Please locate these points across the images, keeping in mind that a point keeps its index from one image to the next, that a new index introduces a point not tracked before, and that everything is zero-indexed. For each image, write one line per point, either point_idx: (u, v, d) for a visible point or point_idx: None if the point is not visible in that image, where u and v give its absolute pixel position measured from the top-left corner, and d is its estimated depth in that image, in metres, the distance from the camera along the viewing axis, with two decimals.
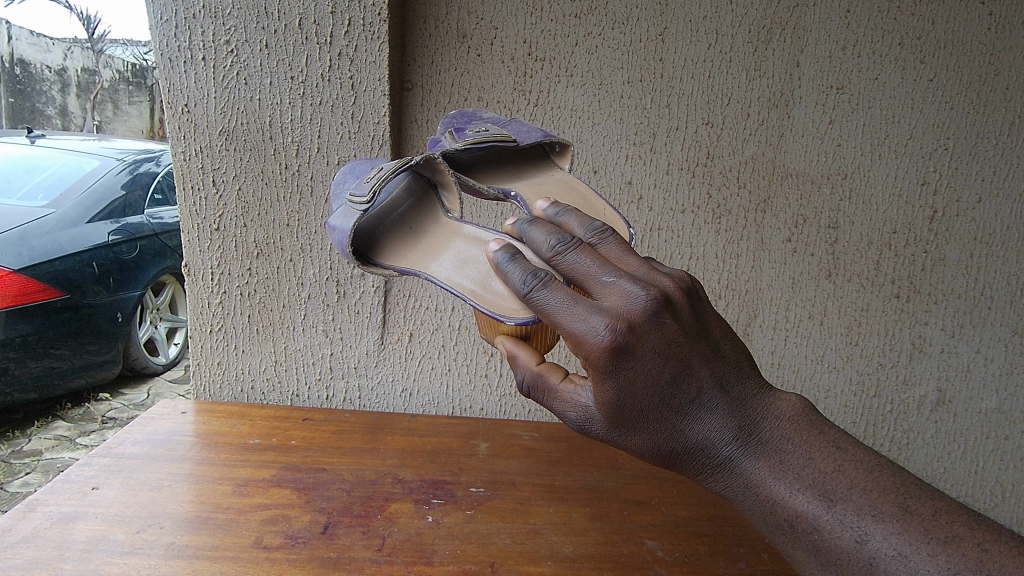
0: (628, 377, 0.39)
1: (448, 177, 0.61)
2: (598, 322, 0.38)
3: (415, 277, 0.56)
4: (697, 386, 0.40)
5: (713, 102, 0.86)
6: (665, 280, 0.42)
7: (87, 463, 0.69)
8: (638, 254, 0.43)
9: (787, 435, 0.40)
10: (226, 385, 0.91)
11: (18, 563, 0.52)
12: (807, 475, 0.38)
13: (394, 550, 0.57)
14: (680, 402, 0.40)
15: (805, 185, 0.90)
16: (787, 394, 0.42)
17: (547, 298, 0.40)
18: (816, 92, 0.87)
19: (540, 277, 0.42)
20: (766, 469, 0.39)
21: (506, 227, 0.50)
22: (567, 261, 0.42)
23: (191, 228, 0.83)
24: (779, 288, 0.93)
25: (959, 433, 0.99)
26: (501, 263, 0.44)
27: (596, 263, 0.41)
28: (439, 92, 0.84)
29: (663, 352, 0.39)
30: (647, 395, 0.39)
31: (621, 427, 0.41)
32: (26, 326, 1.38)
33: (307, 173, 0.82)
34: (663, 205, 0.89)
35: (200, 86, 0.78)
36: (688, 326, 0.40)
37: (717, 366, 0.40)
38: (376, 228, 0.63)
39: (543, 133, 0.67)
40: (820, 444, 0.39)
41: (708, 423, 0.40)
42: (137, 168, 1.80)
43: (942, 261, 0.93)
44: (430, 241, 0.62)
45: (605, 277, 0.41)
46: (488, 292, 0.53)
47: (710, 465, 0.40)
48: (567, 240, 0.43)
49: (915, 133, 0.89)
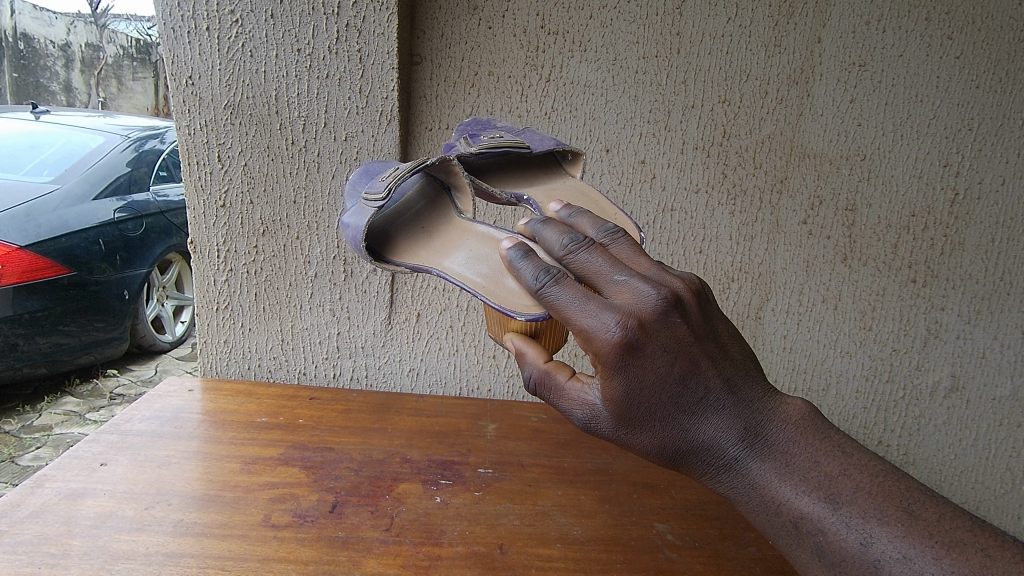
0: (636, 373, 0.38)
1: (463, 178, 0.60)
2: (608, 319, 0.37)
3: (425, 273, 0.55)
4: (705, 386, 0.39)
5: (730, 78, 0.84)
6: (676, 281, 0.41)
7: (95, 439, 0.68)
8: (650, 255, 0.42)
9: (793, 437, 0.39)
10: (233, 362, 0.90)
11: (26, 538, 0.52)
12: (812, 478, 0.37)
13: (403, 530, 0.57)
14: (687, 402, 0.39)
15: (823, 166, 0.88)
16: (794, 398, 0.41)
17: (558, 295, 0.39)
18: (838, 68, 0.84)
19: (552, 273, 0.40)
20: (771, 470, 0.38)
21: (520, 227, 0.48)
22: (578, 259, 0.41)
23: (196, 205, 0.82)
24: (793, 271, 0.91)
25: (971, 420, 0.98)
26: (513, 260, 0.42)
27: (608, 262, 0.40)
28: (448, 66, 0.81)
29: (672, 351, 0.38)
30: (655, 393, 0.38)
31: (628, 425, 0.40)
32: (35, 302, 1.38)
33: (314, 150, 0.80)
34: (676, 184, 0.87)
35: (204, 58, 0.76)
36: (698, 328, 0.39)
37: (725, 366, 0.39)
38: (390, 225, 0.62)
39: (556, 141, 0.66)
40: (825, 448, 0.38)
41: (714, 424, 0.39)
42: (142, 145, 1.78)
43: (961, 246, 0.91)
44: (441, 238, 0.60)
45: (616, 276, 0.40)
46: (498, 287, 0.52)
47: (715, 466, 0.39)
48: (580, 239, 0.42)
49: (939, 113, 0.86)
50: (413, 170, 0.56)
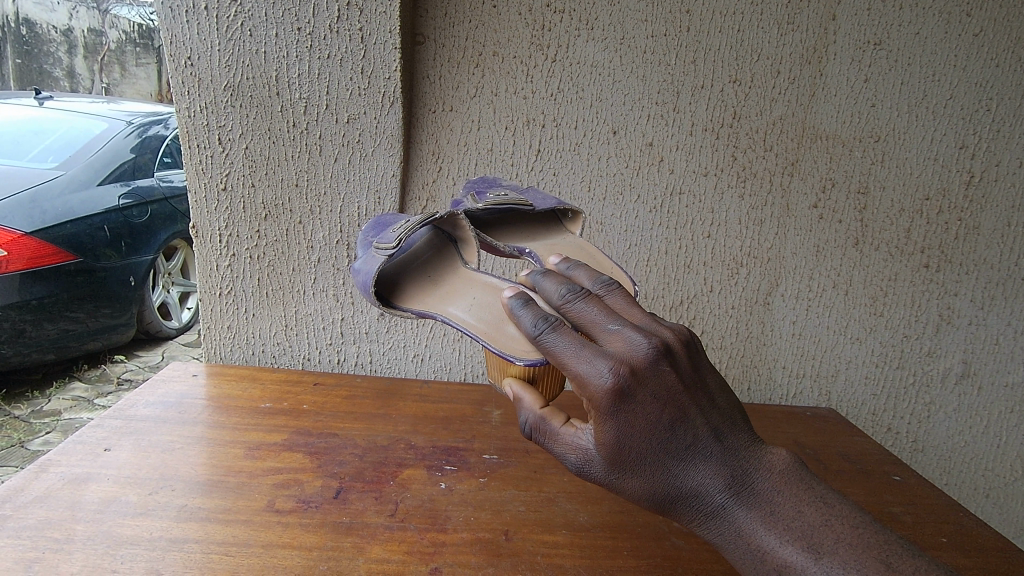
0: (628, 419, 0.38)
1: (471, 233, 0.60)
2: (602, 365, 0.38)
3: (431, 318, 0.54)
4: (693, 433, 0.39)
5: (741, 57, 0.82)
6: (666, 331, 0.42)
7: (99, 424, 0.68)
8: (643, 307, 0.44)
9: (777, 487, 0.38)
10: (237, 348, 0.90)
11: (30, 522, 0.52)
12: (795, 528, 0.36)
13: (407, 516, 0.56)
14: (676, 448, 0.38)
15: (835, 148, 0.86)
16: (779, 449, 0.41)
17: (555, 341, 0.40)
18: (852, 47, 0.82)
19: (551, 321, 0.41)
20: (757, 519, 0.37)
21: (519, 278, 0.49)
22: (575, 308, 0.43)
23: (198, 188, 0.81)
24: (803, 256, 0.90)
25: (982, 407, 0.97)
26: (513, 308, 0.43)
27: (603, 312, 0.42)
28: (452, 45, 0.79)
29: (663, 398, 0.38)
30: (644, 439, 0.38)
31: (619, 470, 0.39)
32: (42, 288, 1.38)
33: (316, 132, 0.79)
34: (684, 167, 0.85)
35: (203, 39, 0.75)
36: (688, 377, 0.40)
37: (713, 416, 0.40)
38: (399, 269, 0.61)
39: (557, 201, 0.67)
40: (808, 498, 0.38)
41: (703, 471, 0.38)
42: (145, 131, 1.77)
43: (976, 230, 0.89)
44: (448, 283, 0.59)
45: (610, 325, 0.41)
46: (499, 333, 0.52)
47: (703, 513, 0.38)
48: (577, 290, 0.44)
49: (956, 93, 0.84)
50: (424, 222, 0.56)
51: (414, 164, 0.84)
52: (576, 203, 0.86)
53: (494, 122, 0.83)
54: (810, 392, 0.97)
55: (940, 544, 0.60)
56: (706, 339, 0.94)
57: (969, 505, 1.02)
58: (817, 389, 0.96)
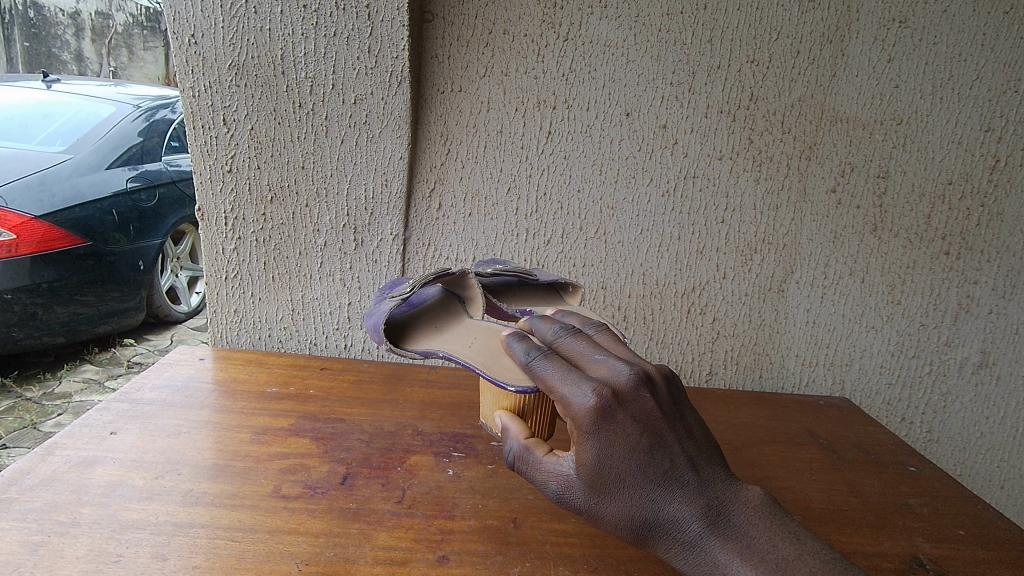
0: (608, 439, 0.41)
1: (477, 291, 0.60)
2: (586, 388, 0.41)
3: (432, 356, 0.51)
4: (670, 459, 0.42)
5: (760, 36, 0.79)
6: (649, 365, 0.46)
7: (106, 407, 0.68)
8: (628, 345, 0.48)
9: (752, 521, 0.41)
10: (244, 332, 0.89)
11: (36, 505, 0.51)
12: (770, 560, 0.39)
13: (414, 503, 0.56)
14: (655, 472, 0.41)
15: (856, 131, 0.83)
16: (753, 485, 0.44)
17: (544, 366, 0.43)
18: (876, 25, 0.79)
19: (541, 349, 0.44)
20: (733, 550, 0.39)
21: (518, 323, 0.53)
22: (565, 342, 0.46)
23: (202, 170, 0.80)
24: (820, 242, 0.87)
25: (1000, 398, 0.95)
26: (508, 341, 0.46)
27: (590, 346, 0.46)
28: (462, 24, 0.77)
29: (641, 422, 0.42)
30: (624, 459, 0.41)
31: (598, 493, 0.41)
32: (51, 272, 1.37)
33: (321, 113, 0.77)
34: (699, 150, 0.83)
35: (207, 16, 0.73)
36: (667, 406, 0.44)
37: (689, 446, 0.43)
38: (406, 317, 0.58)
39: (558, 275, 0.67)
40: (782, 533, 0.41)
41: (679, 499, 0.41)
42: (152, 115, 1.77)
43: (1000, 216, 0.87)
44: (454, 327, 0.57)
45: (596, 356, 0.45)
46: (496, 363, 0.50)
47: (680, 542, 0.41)
48: (568, 327, 0.48)
49: (983, 73, 0.81)
50: (437, 276, 0.57)
51: (422, 147, 0.82)
52: (587, 186, 0.84)
53: (503, 104, 0.81)
54: (823, 381, 0.95)
55: (956, 537, 0.59)
56: (719, 327, 0.92)
57: (985, 497, 1.00)
58: (831, 378, 0.95)
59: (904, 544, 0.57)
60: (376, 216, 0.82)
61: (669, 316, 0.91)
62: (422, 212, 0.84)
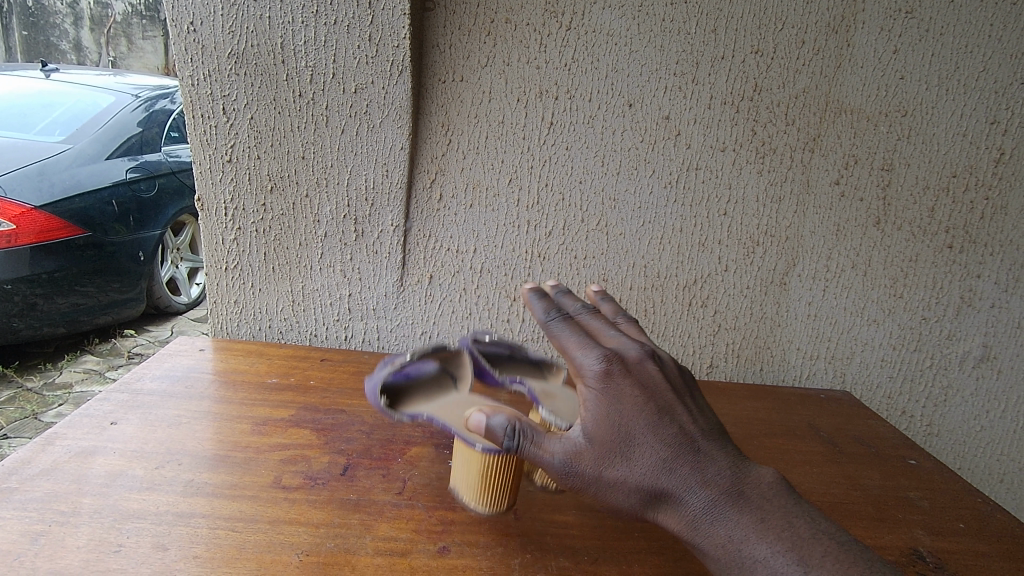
0: (618, 393, 0.43)
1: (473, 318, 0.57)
2: (599, 347, 0.45)
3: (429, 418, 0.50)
4: (678, 427, 0.43)
5: (764, 26, 0.78)
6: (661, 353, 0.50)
7: (107, 397, 0.68)
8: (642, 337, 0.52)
9: (754, 501, 0.41)
10: (244, 323, 0.89)
11: (36, 495, 0.51)
12: (771, 545, 0.39)
13: (415, 494, 0.56)
14: (663, 435, 0.42)
15: (859, 122, 0.82)
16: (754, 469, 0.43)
17: (562, 325, 0.47)
18: (882, 15, 0.78)
19: (561, 313, 0.49)
20: (735, 538, 0.39)
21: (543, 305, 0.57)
22: (584, 318, 0.50)
23: (202, 159, 0.79)
24: (823, 235, 0.87)
25: (1002, 391, 0.94)
26: (531, 298, 0.50)
27: (607, 325, 0.50)
28: (463, 12, 0.76)
29: (650, 388, 0.44)
30: (632, 415, 0.42)
31: (604, 450, 0.42)
32: (52, 263, 1.37)
33: (321, 102, 0.77)
34: (702, 142, 0.83)
35: (206, 3, 0.72)
36: (676, 386, 0.46)
37: (696, 421, 0.44)
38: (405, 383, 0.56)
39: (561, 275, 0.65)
40: (782, 516, 0.40)
41: (685, 464, 0.41)
42: (152, 105, 1.76)
43: (1004, 209, 0.86)
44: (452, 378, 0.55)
45: (612, 332, 0.49)
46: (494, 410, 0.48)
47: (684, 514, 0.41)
48: (588, 306, 0.52)
49: (989, 65, 0.80)
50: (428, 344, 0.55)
51: (423, 136, 0.81)
52: (588, 178, 0.84)
53: (505, 93, 0.80)
54: (824, 374, 0.95)
55: (956, 529, 0.59)
56: (720, 319, 0.92)
57: (984, 491, 1.00)
58: (831, 372, 0.95)
59: (904, 536, 0.57)
60: (377, 206, 0.82)
61: (670, 308, 0.91)
62: (423, 204, 0.84)
